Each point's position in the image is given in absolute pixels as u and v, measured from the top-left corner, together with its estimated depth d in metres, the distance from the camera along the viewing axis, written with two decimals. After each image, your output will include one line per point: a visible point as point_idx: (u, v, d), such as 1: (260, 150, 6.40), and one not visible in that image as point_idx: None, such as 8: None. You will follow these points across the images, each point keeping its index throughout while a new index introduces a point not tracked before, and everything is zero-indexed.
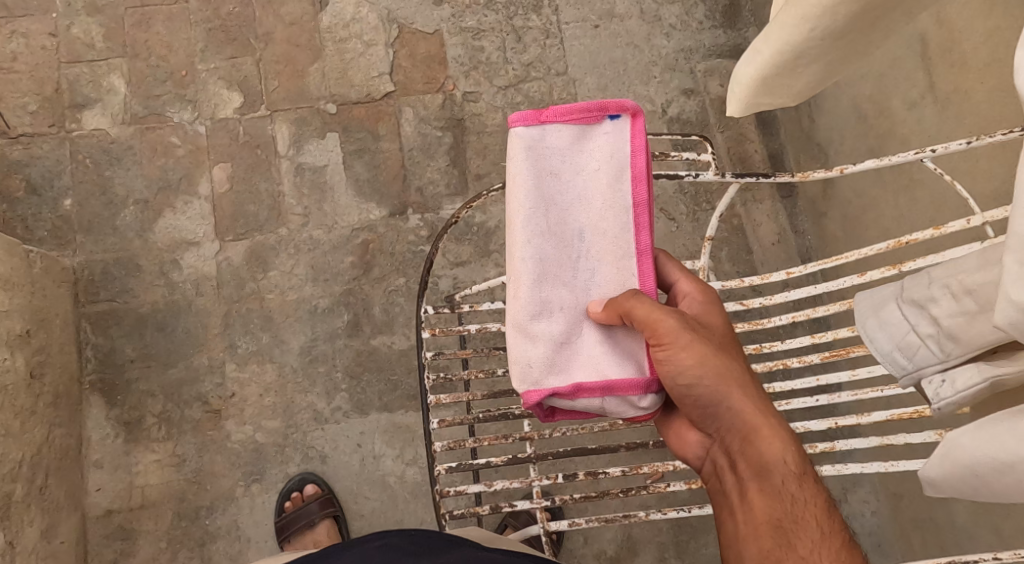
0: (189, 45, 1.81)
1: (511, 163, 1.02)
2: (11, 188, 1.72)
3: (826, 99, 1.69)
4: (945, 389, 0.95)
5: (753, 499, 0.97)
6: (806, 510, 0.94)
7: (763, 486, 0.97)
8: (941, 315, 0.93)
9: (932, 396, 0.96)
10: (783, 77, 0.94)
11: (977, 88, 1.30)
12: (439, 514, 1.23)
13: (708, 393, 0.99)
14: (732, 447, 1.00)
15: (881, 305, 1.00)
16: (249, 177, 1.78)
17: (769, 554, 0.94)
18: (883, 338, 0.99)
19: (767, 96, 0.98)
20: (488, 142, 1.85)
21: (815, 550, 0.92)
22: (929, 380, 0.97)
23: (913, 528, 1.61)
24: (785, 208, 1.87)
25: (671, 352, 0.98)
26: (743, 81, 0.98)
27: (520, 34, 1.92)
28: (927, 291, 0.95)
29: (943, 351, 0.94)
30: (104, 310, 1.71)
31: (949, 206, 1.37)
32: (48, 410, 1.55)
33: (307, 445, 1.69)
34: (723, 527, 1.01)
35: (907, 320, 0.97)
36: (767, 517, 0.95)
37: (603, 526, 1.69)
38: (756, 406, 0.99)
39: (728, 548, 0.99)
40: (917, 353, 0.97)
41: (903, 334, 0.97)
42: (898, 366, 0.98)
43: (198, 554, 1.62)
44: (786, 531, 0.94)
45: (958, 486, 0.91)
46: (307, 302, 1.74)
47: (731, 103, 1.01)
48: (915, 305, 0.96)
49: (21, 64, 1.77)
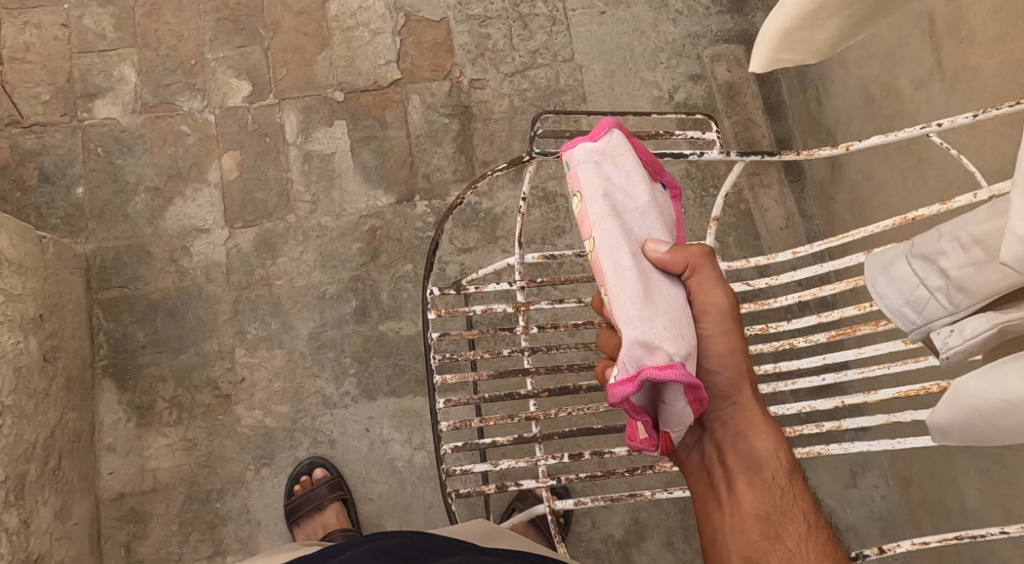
0: (198, 35, 1.83)
1: (621, 160, 1.01)
2: (25, 176, 1.75)
3: (834, 81, 1.68)
4: (954, 338, 0.93)
5: (742, 492, 1.04)
6: (794, 507, 1.02)
7: (753, 479, 1.04)
8: (950, 267, 0.93)
9: (940, 346, 0.95)
10: (804, 31, 0.94)
11: (985, 64, 1.29)
12: (445, 494, 1.23)
13: (724, 386, 1.03)
14: (724, 440, 1.06)
15: (891, 262, 0.99)
16: (258, 165, 1.80)
17: (756, 545, 1.02)
18: (893, 294, 0.98)
19: (787, 52, 0.98)
20: (494, 129, 1.86)
21: (801, 543, 1.00)
22: (938, 332, 0.95)
23: (923, 512, 1.60)
24: (793, 193, 1.86)
25: (714, 334, 0.99)
26: (767, 35, 0.98)
27: (527, 21, 1.92)
28: (937, 244, 0.95)
29: (952, 302, 0.94)
30: (116, 296, 1.73)
31: (957, 184, 1.36)
32: (61, 394, 1.57)
33: (316, 429, 1.70)
34: (709, 517, 1.07)
35: (916, 274, 0.96)
36: (756, 510, 1.03)
37: (610, 510, 1.69)
38: (759, 404, 1.05)
39: (714, 540, 1.06)
40: (927, 308, 0.96)
41: (913, 289, 0.97)
42: (908, 321, 0.97)
43: (209, 537, 1.64)
44: (774, 524, 1.02)
45: (967, 431, 0.92)
46: (316, 288, 1.75)
47: (755, 59, 1.01)
48: (925, 259, 0.96)
49: (34, 54, 1.79)
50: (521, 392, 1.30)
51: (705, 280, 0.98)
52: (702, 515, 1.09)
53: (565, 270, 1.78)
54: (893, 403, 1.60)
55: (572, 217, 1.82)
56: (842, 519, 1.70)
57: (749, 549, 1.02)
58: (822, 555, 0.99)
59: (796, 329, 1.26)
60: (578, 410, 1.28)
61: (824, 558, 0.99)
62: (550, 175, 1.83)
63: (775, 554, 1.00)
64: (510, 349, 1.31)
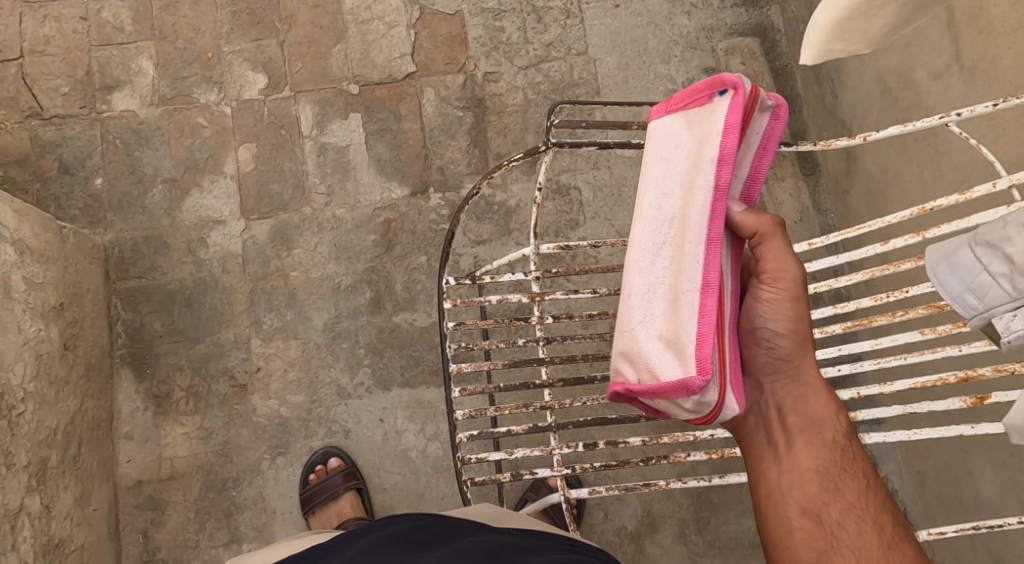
0: (215, 27, 1.85)
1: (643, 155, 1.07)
2: (45, 167, 1.77)
3: (850, 75, 1.68)
4: (1016, 323, 0.94)
5: (800, 450, 1.02)
6: (855, 465, 1.01)
7: (814, 438, 1.02)
8: (1015, 253, 0.92)
9: (1002, 330, 0.95)
10: (857, 21, 1.00)
11: (1005, 54, 1.29)
12: (461, 481, 1.24)
13: (788, 348, 1.02)
14: (784, 403, 1.04)
15: (953, 250, 0.99)
16: (273, 157, 1.81)
17: (814, 499, 0.99)
18: (954, 281, 0.98)
19: (839, 42, 1.03)
20: (508, 121, 1.87)
21: (861, 497, 0.99)
22: (1000, 317, 0.95)
23: (938, 505, 1.59)
24: (807, 186, 1.86)
25: (779, 299, 1.00)
26: (819, 27, 1.03)
27: (541, 14, 1.92)
28: (1001, 231, 0.94)
29: (1016, 288, 0.93)
30: (134, 286, 1.75)
31: (975, 175, 1.36)
32: (80, 382, 1.59)
33: (331, 419, 1.71)
34: (764, 475, 1.03)
35: (979, 261, 0.96)
36: (816, 466, 1.00)
37: (623, 502, 1.70)
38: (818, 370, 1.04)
39: (768, 496, 1.02)
40: (989, 294, 0.95)
41: (974, 276, 0.96)
42: (969, 307, 0.97)
43: (225, 524, 1.66)
44: (838, 481, 1.00)
45: None
46: (330, 279, 1.77)
47: (805, 52, 1.06)
48: (988, 246, 0.95)
49: (53, 47, 1.81)
50: (536, 381, 1.31)
51: (776, 249, 0.99)
52: (753, 476, 1.05)
53: (578, 262, 1.78)
54: (908, 394, 1.60)
55: (585, 210, 1.82)
56: None
57: (809, 503, 0.99)
58: (882, 511, 0.98)
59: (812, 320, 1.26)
60: (593, 400, 1.29)
61: (884, 514, 0.98)
62: (563, 167, 1.83)
63: (836, 506, 0.98)
64: (525, 339, 1.32)
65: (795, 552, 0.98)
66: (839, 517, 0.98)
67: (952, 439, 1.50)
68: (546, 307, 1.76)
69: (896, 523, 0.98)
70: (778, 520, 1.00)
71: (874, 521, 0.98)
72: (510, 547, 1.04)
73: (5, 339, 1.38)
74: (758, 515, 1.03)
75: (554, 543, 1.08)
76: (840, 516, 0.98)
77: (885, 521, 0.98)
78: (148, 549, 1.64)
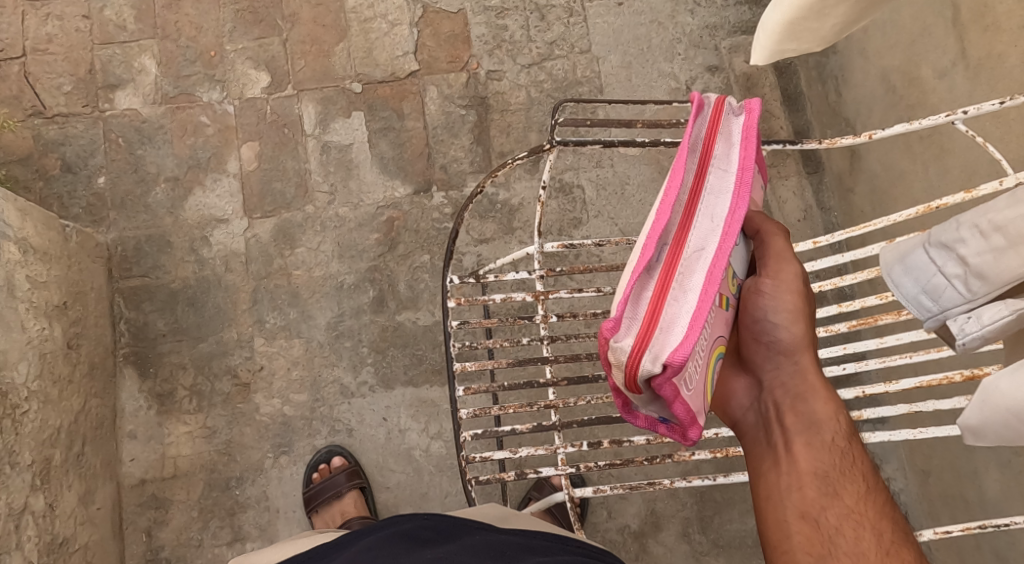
0: (218, 26, 1.84)
1: None
2: (47, 166, 1.77)
3: (854, 73, 1.67)
4: (970, 325, 0.91)
5: (798, 451, 1.00)
6: (854, 468, 0.99)
7: (813, 439, 1.00)
8: (968, 254, 0.91)
9: (957, 333, 0.93)
10: (808, 22, 0.95)
11: (1010, 52, 1.29)
12: (466, 480, 1.24)
13: (791, 341, 1.03)
14: (784, 401, 1.02)
15: (909, 251, 0.98)
16: (276, 155, 1.81)
17: (813, 502, 0.97)
18: (909, 283, 0.97)
19: (791, 42, 0.98)
20: (511, 120, 1.86)
21: (860, 502, 0.97)
22: (955, 319, 0.93)
23: (942, 504, 1.59)
24: (811, 184, 1.85)
25: (780, 292, 1.03)
26: (770, 27, 0.98)
27: (544, 12, 1.92)
28: (955, 232, 0.92)
29: (969, 289, 0.92)
30: (137, 285, 1.75)
31: (981, 173, 1.35)
32: (84, 381, 1.59)
33: (334, 418, 1.71)
34: (763, 476, 1.02)
35: (933, 262, 0.95)
36: (814, 468, 0.99)
37: (626, 500, 1.69)
38: (820, 369, 1.03)
39: (768, 498, 1.01)
40: (943, 295, 0.94)
41: (929, 277, 0.95)
42: (923, 308, 0.96)
43: (229, 523, 1.66)
44: (838, 483, 0.98)
45: (1002, 432, 0.88)
46: (333, 278, 1.76)
47: (758, 51, 1.01)
48: (943, 247, 0.94)
49: (56, 45, 1.81)
50: (540, 380, 1.30)
51: (779, 246, 1.04)
52: (754, 477, 1.04)
53: (582, 260, 1.78)
54: (912, 393, 1.59)
55: (589, 208, 1.82)
56: None
57: (808, 506, 0.97)
58: (881, 516, 0.96)
59: (817, 318, 1.25)
60: (597, 399, 1.28)
61: (883, 519, 0.96)
62: (566, 166, 1.83)
63: (834, 510, 0.96)
64: (529, 338, 1.31)
65: (793, 557, 0.96)
66: (837, 522, 0.96)
67: (956, 438, 1.50)
68: (550, 306, 1.76)
69: (896, 529, 0.96)
70: (776, 523, 0.99)
71: (873, 527, 0.95)
72: (514, 546, 1.04)
73: (9, 338, 1.38)
74: (758, 517, 1.02)
75: (559, 544, 1.07)
76: (838, 521, 0.96)
77: (885, 527, 0.96)
78: (152, 547, 1.64)
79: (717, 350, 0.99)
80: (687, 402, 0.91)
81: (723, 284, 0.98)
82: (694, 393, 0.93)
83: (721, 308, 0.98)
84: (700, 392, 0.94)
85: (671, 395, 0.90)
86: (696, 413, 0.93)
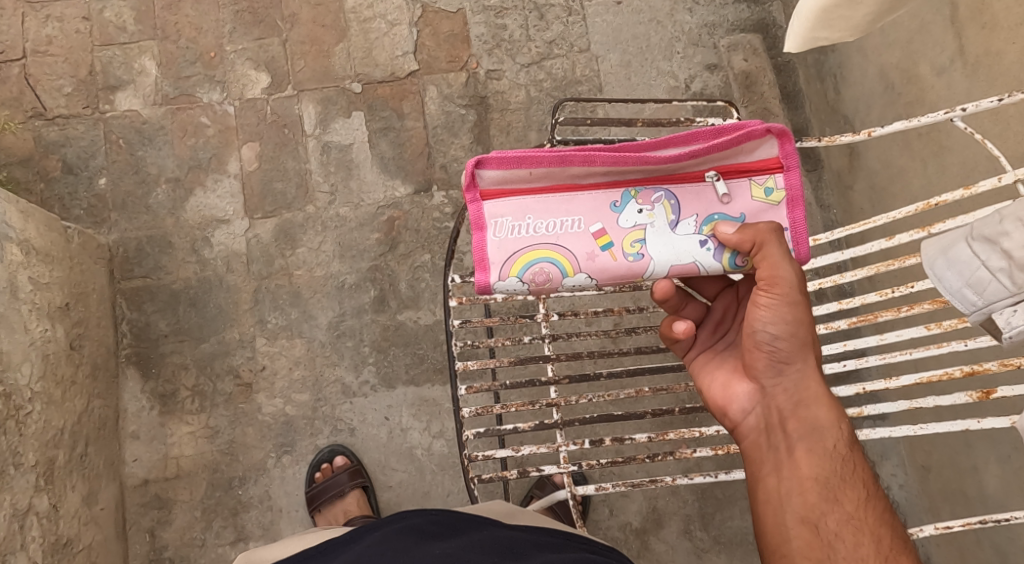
0: (217, 27, 1.85)
1: None
2: (48, 167, 1.77)
3: (852, 70, 1.68)
4: (1017, 318, 0.94)
5: (800, 457, 1.01)
6: (854, 475, 1.00)
7: (814, 446, 1.01)
8: (1012, 247, 0.93)
9: (1003, 326, 0.95)
10: (842, 10, 1.00)
11: (1008, 49, 1.29)
12: (468, 479, 1.24)
13: (789, 351, 1.01)
14: (785, 407, 1.03)
15: (951, 245, 0.99)
16: (276, 156, 1.81)
17: (813, 507, 0.99)
18: (952, 276, 0.98)
19: (824, 30, 1.04)
20: (511, 119, 1.87)
21: (861, 507, 0.98)
22: (1000, 312, 0.95)
23: (942, 500, 1.60)
24: (810, 182, 1.86)
25: (778, 305, 0.99)
26: (804, 15, 1.04)
27: (543, 11, 1.92)
28: (998, 226, 0.94)
29: (1015, 282, 0.93)
30: (139, 286, 1.75)
31: (980, 169, 1.36)
32: (86, 382, 1.59)
33: (336, 418, 1.72)
34: (764, 481, 1.04)
35: (977, 256, 0.96)
36: (815, 474, 1.00)
37: (628, 498, 1.70)
38: (823, 376, 1.03)
39: (767, 503, 1.03)
40: (988, 289, 0.96)
41: (973, 271, 0.96)
42: (968, 302, 0.97)
43: (232, 523, 1.66)
44: (838, 491, 0.99)
45: None
46: (334, 278, 1.77)
47: (791, 38, 1.07)
48: (986, 241, 0.95)
49: (56, 47, 1.81)
50: (541, 379, 1.31)
51: (772, 254, 0.98)
52: (753, 479, 1.05)
53: None
54: (913, 389, 1.60)
55: None
56: None
57: (807, 512, 0.99)
58: (880, 523, 0.98)
59: (818, 315, 1.26)
60: (598, 396, 1.29)
61: (882, 525, 0.97)
62: None
63: (834, 516, 0.98)
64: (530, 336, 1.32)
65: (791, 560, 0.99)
66: (836, 527, 0.97)
67: (956, 433, 1.50)
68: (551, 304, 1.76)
69: (894, 533, 0.97)
70: (777, 527, 1.01)
71: (872, 533, 0.97)
72: (523, 543, 1.04)
73: (12, 340, 1.38)
74: (758, 520, 1.04)
75: (567, 541, 1.08)
76: (838, 526, 0.98)
77: (884, 533, 0.97)
78: (155, 547, 1.65)
79: (549, 252, 1.04)
80: (486, 240, 1.04)
81: (612, 224, 1.04)
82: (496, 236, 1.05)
83: (590, 234, 1.04)
84: (507, 252, 1.04)
85: (475, 218, 1.05)
86: (486, 255, 1.05)
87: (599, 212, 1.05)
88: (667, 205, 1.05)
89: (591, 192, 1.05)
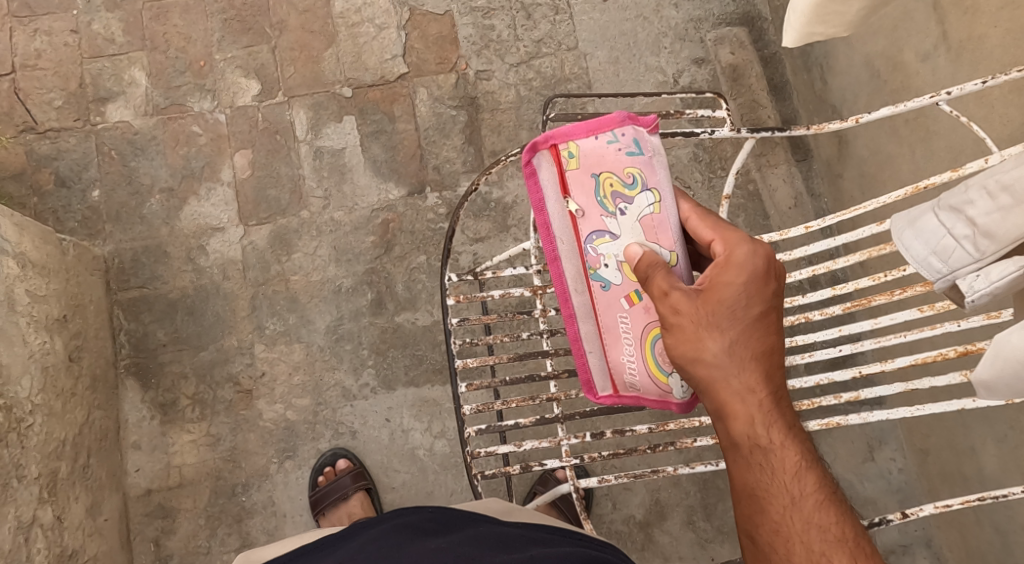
0: (206, 36, 1.85)
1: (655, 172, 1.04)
2: (41, 181, 1.78)
3: (838, 60, 1.69)
4: (979, 282, 0.96)
5: (732, 467, 1.00)
6: (779, 476, 0.97)
7: (743, 456, 0.99)
8: (977, 215, 0.95)
9: (966, 290, 0.97)
10: (834, 6, 1.04)
11: (990, 33, 1.31)
12: (471, 475, 1.24)
13: (687, 370, 0.99)
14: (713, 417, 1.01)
15: (917, 216, 1.01)
16: (270, 162, 1.82)
17: (747, 517, 0.98)
18: (919, 245, 1.00)
19: (820, 26, 1.08)
20: (501, 119, 1.88)
21: (789, 515, 0.96)
22: (964, 278, 0.97)
23: (942, 482, 1.61)
24: (800, 171, 1.87)
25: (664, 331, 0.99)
26: (800, 10, 1.07)
27: (530, 11, 1.93)
28: (963, 195, 0.97)
29: (979, 249, 0.95)
30: (135, 295, 1.75)
31: (967, 153, 1.38)
32: (87, 393, 1.60)
33: (337, 421, 1.72)
34: None
35: (943, 225, 0.98)
36: (744, 484, 0.99)
37: (630, 491, 1.71)
38: (733, 387, 0.98)
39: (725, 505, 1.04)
40: (953, 256, 0.97)
41: (939, 239, 0.98)
42: (933, 270, 0.99)
43: (236, 530, 1.66)
44: (759, 501, 0.97)
45: (1012, 384, 0.95)
46: (331, 282, 1.77)
47: (789, 32, 1.11)
48: (952, 211, 0.98)
49: (45, 60, 1.81)
50: (541, 374, 1.31)
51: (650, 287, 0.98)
52: None
53: None
54: (908, 371, 1.61)
55: None
56: (862, 492, 1.72)
57: (744, 522, 0.99)
58: (807, 527, 0.95)
59: (811, 302, 1.26)
60: None
61: (810, 529, 0.95)
62: None
63: (764, 526, 0.97)
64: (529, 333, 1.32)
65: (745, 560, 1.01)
66: (767, 538, 0.97)
67: (953, 415, 1.52)
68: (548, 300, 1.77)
69: (825, 538, 0.94)
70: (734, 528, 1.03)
71: (799, 539, 0.95)
72: (516, 538, 1.05)
73: (11, 353, 1.38)
74: None
75: (560, 537, 1.08)
76: (768, 535, 0.96)
77: (812, 537, 0.95)
78: (160, 556, 1.65)
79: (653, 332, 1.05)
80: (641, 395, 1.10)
81: (621, 289, 1.04)
82: (640, 387, 1.09)
83: (634, 308, 1.05)
84: (651, 385, 1.08)
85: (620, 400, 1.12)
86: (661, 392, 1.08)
87: (612, 301, 1.05)
88: (602, 240, 1.03)
89: (598, 303, 1.06)
